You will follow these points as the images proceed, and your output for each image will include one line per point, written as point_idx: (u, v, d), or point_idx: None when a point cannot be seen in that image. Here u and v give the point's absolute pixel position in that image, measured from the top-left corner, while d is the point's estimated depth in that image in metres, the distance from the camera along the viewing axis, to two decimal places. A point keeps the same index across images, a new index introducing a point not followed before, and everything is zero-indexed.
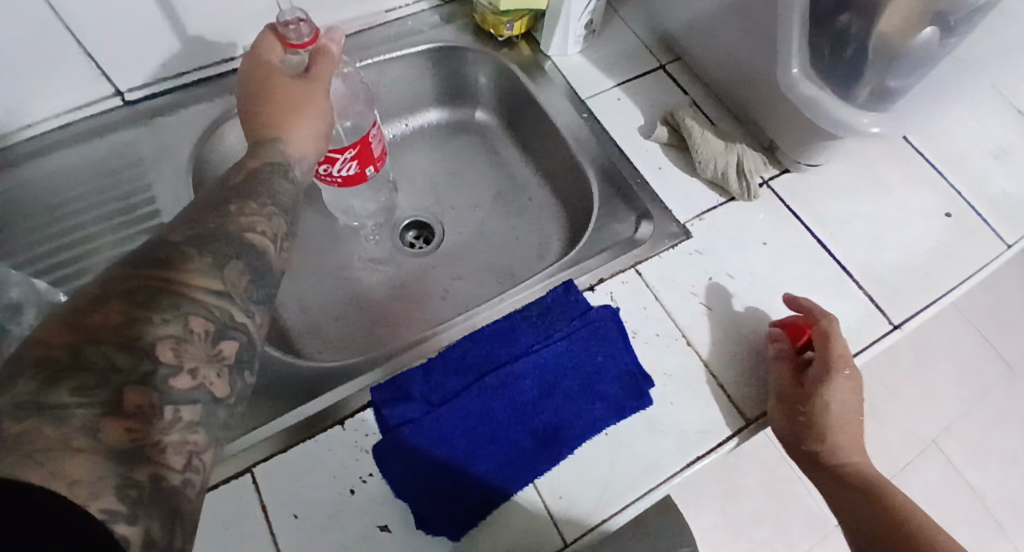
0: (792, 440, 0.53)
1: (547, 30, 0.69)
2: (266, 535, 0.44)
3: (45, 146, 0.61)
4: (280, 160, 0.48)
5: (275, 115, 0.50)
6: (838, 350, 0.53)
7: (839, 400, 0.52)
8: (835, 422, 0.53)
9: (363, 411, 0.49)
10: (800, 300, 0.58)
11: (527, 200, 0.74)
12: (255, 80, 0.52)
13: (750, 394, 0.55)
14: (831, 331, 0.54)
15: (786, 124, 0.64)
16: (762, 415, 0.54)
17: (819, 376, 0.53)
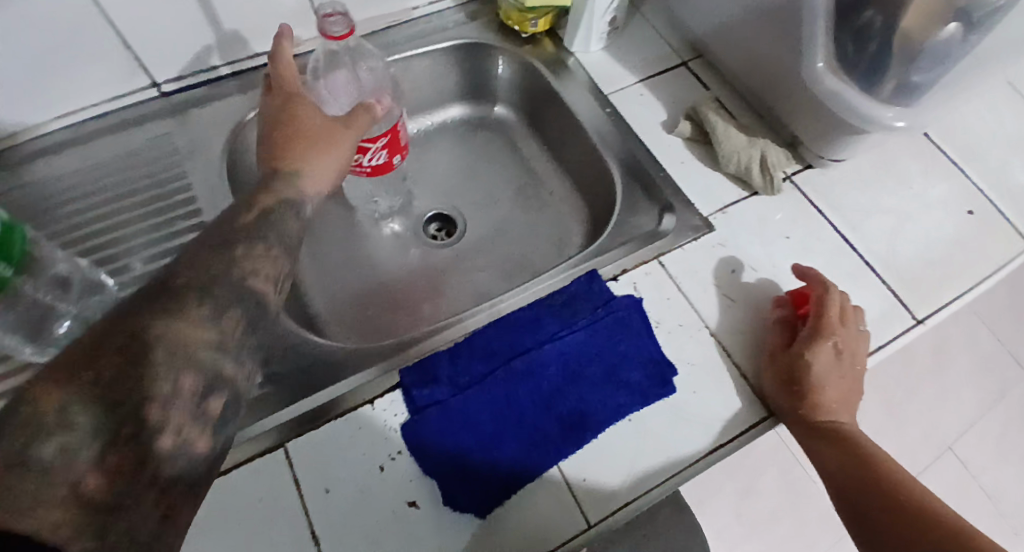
0: (777, 399, 0.54)
1: (571, 27, 0.71)
2: (300, 508, 0.45)
3: (86, 136, 0.63)
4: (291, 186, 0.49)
5: (296, 137, 0.52)
6: (831, 314, 0.55)
7: (827, 363, 0.54)
8: (821, 382, 0.53)
9: (392, 392, 0.50)
10: (808, 269, 0.59)
11: (548, 194, 0.75)
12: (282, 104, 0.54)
13: (747, 355, 0.57)
14: (829, 297, 0.56)
15: (809, 119, 0.64)
16: (757, 374, 0.56)
17: (810, 336, 0.55)
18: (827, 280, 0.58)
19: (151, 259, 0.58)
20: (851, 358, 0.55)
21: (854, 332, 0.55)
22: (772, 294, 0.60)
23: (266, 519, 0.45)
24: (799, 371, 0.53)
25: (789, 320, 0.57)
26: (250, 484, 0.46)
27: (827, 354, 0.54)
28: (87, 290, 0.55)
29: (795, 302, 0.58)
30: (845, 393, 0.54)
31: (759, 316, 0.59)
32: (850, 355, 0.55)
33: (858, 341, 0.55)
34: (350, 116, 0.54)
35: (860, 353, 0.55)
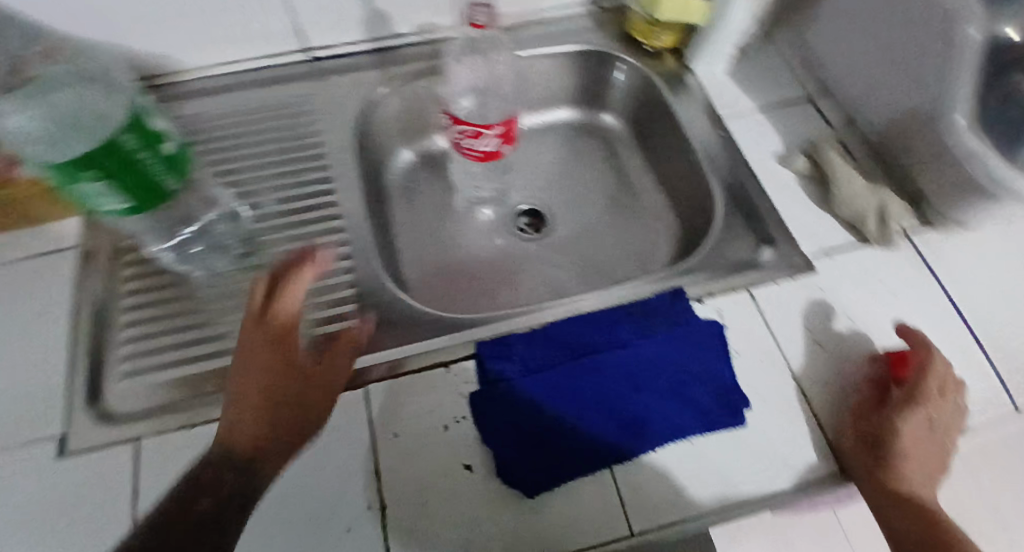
0: (855, 456, 0.51)
1: (697, 47, 0.73)
2: (366, 447, 0.49)
3: (241, 85, 0.70)
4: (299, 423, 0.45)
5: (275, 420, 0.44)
6: (930, 380, 0.52)
7: (919, 431, 0.50)
8: (908, 452, 0.49)
9: (467, 360, 0.53)
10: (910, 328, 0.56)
11: (642, 206, 0.75)
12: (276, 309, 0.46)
13: (832, 408, 0.54)
14: (931, 363, 0.52)
15: (937, 175, 0.61)
16: (840, 429, 0.53)
17: (903, 401, 0.51)
18: (932, 345, 0.54)
19: (284, 202, 0.63)
20: (944, 431, 0.51)
21: (951, 405, 0.52)
22: (867, 350, 0.57)
23: (333, 452, 0.48)
24: (884, 430, 0.50)
25: (880, 381, 0.55)
26: (324, 416, 0.50)
27: (920, 423, 0.50)
28: (225, 217, 0.59)
29: (892, 363, 0.55)
30: (934, 470, 0.50)
31: (848, 370, 0.56)
32: (944, 428, 0.51)
33: (953, 415, 0.52)
34: (329, 359, 0.49)
35: (953, 428, 0.51)
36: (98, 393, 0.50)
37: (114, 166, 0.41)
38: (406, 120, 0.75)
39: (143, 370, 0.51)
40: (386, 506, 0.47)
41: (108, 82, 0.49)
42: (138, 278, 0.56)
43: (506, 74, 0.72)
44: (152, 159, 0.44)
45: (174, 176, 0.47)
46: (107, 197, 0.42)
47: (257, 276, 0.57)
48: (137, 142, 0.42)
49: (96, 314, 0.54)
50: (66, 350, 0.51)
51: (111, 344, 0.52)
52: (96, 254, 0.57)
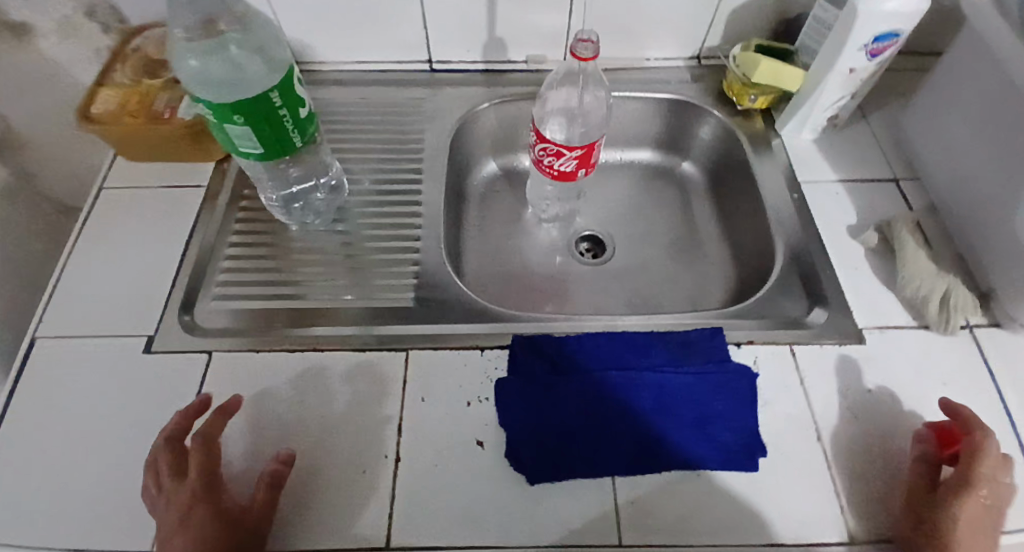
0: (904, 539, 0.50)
1: (788, 112, 0.74)
2: (396, 404, 0.53)
3: (367, 80, 0.81)
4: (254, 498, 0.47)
5: (226, 514, 0.45)
6: (985, 463, 0.50)
7: (972, 515, 0.49)
8: (967, 541, 0.48)
9: (503, 349, 0.57)
10: (959, 407, 0.55)
11: (702, 256, 0.79)
12: (191, 467, 0.47)
13: (876, 481, 0.53)
14: (984, 446, 0.51)
15: (1012, 273, 0.60)
16: (885, 505, 0.52)
17: (956, 485, 0.50)
18: (985, 426, 0.53)
19: (377, 181, 0.70)
20: (998, 514, 0.50)
21: (1005, 490, 0.50)
22: (914, 425, 0.56)
23: (367, 400, 0.53)
24: (935, 514, 0.49)
25: (930, 457, 0.53)
26: (367, 368, 0.55)
27: (975, 510, 0.49)
28: (328, 187, 0.67)
29: (942, 439, 0.54)
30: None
31: (883, 447, 0.55)
32: (998, 514, 0.50)
33: (1008, 501, 0.50)
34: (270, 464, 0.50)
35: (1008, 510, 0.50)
36: (190, 306, 0.58)
37: (257, 117, 0.49)
38: (498, 137, 0.83)
39: (231, 296, 0.59)
40: (400, 459, 0.51)
41: (276, 46, 0.56)
42: (248, 220, 0.65)
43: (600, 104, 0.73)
44: (289, 119, 0.52)
45: (301, 137, 0.54)
46: (243, 140, 0.51)
47: (341, 239, 0.64)
48: (281, 102, 0.50)
49: (204, 242, 0.62)
50: (173, 264, 0.60)
51: (211, 268, 0.61)
52: (217, 195, 0.66)
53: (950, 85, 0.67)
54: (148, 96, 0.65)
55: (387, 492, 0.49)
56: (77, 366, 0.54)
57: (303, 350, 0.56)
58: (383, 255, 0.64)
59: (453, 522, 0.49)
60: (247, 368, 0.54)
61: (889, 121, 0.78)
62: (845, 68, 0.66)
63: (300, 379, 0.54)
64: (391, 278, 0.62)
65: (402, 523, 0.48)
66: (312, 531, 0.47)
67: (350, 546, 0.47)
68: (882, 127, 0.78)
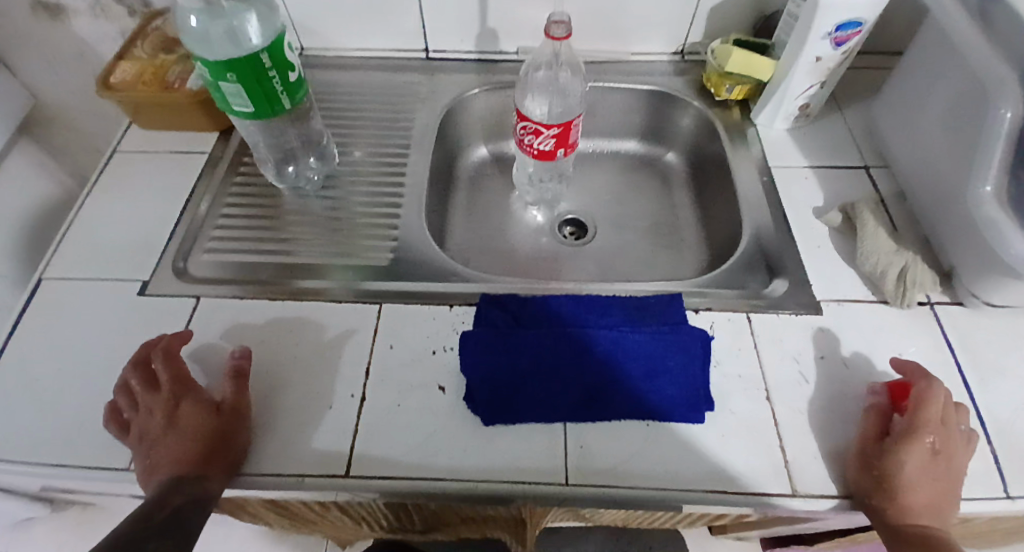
0: (856, 486, 0.53)
1: (762, 101, 0.77)
2: (367, 349, 0.57)
3: (367, 66, 0.86)
4: (223, 390, 0.52)
5: (204, 405, 0.51)
6: (930, 410, 0.53)
7: (917, 460, 0.52)
8: (912, 482, 0.51)
9: (470, 306, 0.61)
10: (909, 363, 0.58)
11: (679, 240, 0.82)
12: (161, 378, 0.52)
13: (834, 434, 0.56)
14: (931, 394, 0.54)
15: (966, 252, 0.62)
16: (840, 458, 0.55)
17: (905, 432, 0.53)
18: (933, 377, 0.56)
19: (367, 153, 0.75)
20: (949, 458, 0.52)
21: (952, 435, 0.53)
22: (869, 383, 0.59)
23: (338, 347, 0.57)
24: (884, 463, 0.52)
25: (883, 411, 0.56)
26: (343, 318, 0.59)
27: (922, 453, 0.52)
28: (319, 154, 0.72)
29: (893, 393, 0.56)
30: (939, 501, 0.51)
31: (835, 407, 0.57)
32: (948, 458, 0.52)
33: (957, 444, 0.53)
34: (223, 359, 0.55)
35: (961, 453, 0.53)
36: (185, 257, 0.63)
37: (248, 75, 0.55)
38: (488, 123, 0.88)
39: (222, 250, 0.64)
40: (364, 400, 0.54)
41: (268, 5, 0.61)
42: (246, 184, 0.70)
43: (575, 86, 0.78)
44: (278, 79, 0.57)
45: (290, 98, 0.60)
46: (236, 99, 0.57)
47: (327, 204, 0.69)
48: (270, 63, 0.56)
49: (200, 201, 0.68)
50: (171, 219, 0.66)
51: (206, 225, 0.66)
52: (219, 160, 0.71)
53: (915, 76, 0.70)
54: (163, 68, 0.71)
55: (349, 426, 0.53)
56: (81, 304, 0.59)
57: (285, 299, 0.60)
58: (366, 220, 0.68)
59: (410, 456, 0.52)
60: (233, 312, 0.59)
61: (866, 114, 0.80)
62: (811, 56, 0.69)
63: (279, 323, 0.59)
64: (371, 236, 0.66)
65: (363, 454, 0.52)
66: (275, 457, 0.51)
67: (310, 472, 0.51)
68: (857, 119, 0.80)
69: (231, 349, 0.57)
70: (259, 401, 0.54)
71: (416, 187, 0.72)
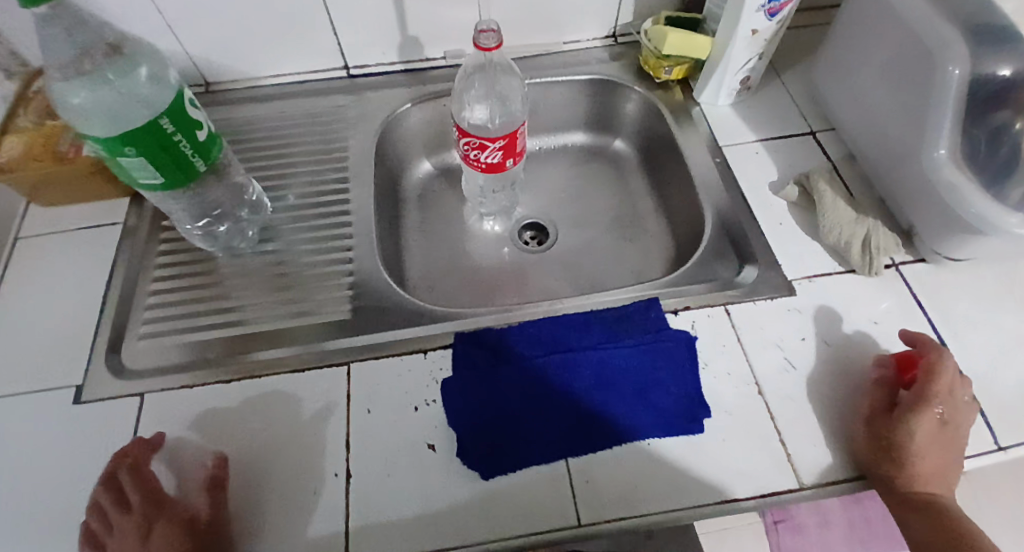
0: (863, 458, 0.55)
1: (703, 79, 0.75)
2: (343, 417, 0.53)
3: (284, 94, 0.79)
4: (200, 507, 0.48)
5: (182, 527, 0.47)
6: (939, 383, 0.55)
7: (925, 432, 0.54)
8: (921, 451, 0.54)
9: (444, 349, 0.57)
10: (918, 335, 0.59)
11: (641, 230, 0.80)
12: (134, 498, 0.47)
13: (840, 408, 0.58)
14: (940, 367, 0.56)
15: (924, 211, 0.62)
16: (848, 430, 0.57)
17: (913, 404, 0.55)
18: (942, 348, 0.57)
19: (303, 196, 0.69)
20: (954, 427, 0.55)
21: (960, 402, 0.55)
22: (872, 353, 0.60)
23: (313, 421, 0.53)
24: (896, 436, 0.54)
25: (891, 382, 0.57)
26: (310, 387, 0.55)
27: (931, 422, 0.54)
28: (250, 205, 0.66)
29: (900, 365, 0.58)
30: (941, 467, 0.54)
31: (842, 381, 0.59)
32: (953, 427, 0.55)
33: (962, 411, 0.55)
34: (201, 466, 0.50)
35: (963, 421, 0.55)
36: (118, 348, 0.57)
37: (151, 144, 0.48)
38: (426, 136, 0.83)
39: (159, 334, 0.58)
40: (351, 475, 0.51)
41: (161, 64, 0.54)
42: (170, 252, 0.64)
43: (517, 95, 0.73)
44: (186, 142, 0.51)
45: (203, 160, 0.53)
46: (141, 172, 0.50)
47: (270, 261, 0.64)
48: (173, 126, 0.49)
49: (124, 281, 0.61)
50: (94, 310, 0.59)
51: (136, 307, 0.60)
52: (137, 230, 0.65)
53: (849, 38, 0.69)
54: (52, 137, 0.63)
55: (339, 510, 0.49)
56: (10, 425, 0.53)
57: (243, 379, 0.55)
58: (314, 271, 0.63)
59: (413, 526, 0.49)
60: (185, 404, 0.54)
61: (804, 77, 0.79)
62: (748, 30, 0.67)
63: (241, 407, 0.54)
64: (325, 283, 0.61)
65: (360, 536, 0.48)
66: None
67: None
68: (797, 83, 0.79)
69: (202, 447, 0.52)
70: (234, 500, 0.49)
71: (363, 225, 0.67)
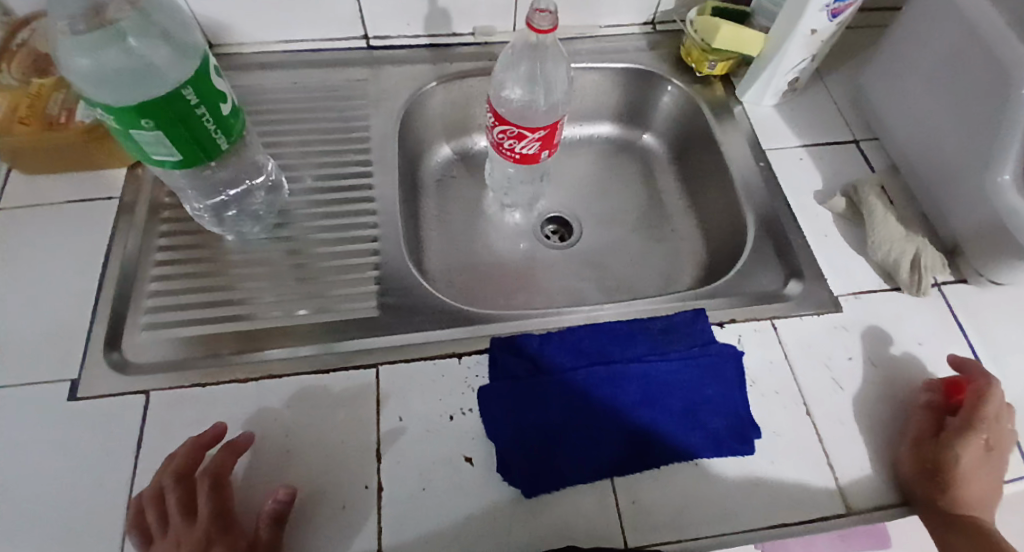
0: (908, 484, 0.52)
1: (749, 77, 0.72)
2: (373, 424, 0.49)
3: (297, 62, 0.72)
4: (258, 539, 0.43)
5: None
6: (988, 409, 0.53)
7: (972, 458, 0.52)
8: (967, 477, 0.51)
9: (481, 354, 0.53)
10: (965, 360, 0.57)
11: (670, 230, 0.77)
12: (203, 505, 0.43)
13: (883, 432, 0.55)
14: (989, 392, 0.54)
15: (975, 232, 0.60)
16: (892, 455, 0.54)
17: (961, 429, 0.53)
18: (989, 374, 0.55)
19: (321, 177, 0.63)
20: (1000, 456, 0.53)
21: (1007, 430, 0.53)
22: (917, 377, 0.58)
23: (339, 427, 0.49)
24: (945, 462, 0.51)
25: (937, 406, 0.55)
26: (337, 389, 0.50)
27: (978, 449, 0.52)
28: (266, 187, 0.60)
29: (947, 390, 0.56)
30: (986, 495, 0.52)
31: (888, 405, 0.56)
32: (998, 455, 0.53)
33: (1008, 440, 0.53)
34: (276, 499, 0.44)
35: (1008, 449, 0.53)
36: (117, 341, 0.51)
37: (169, 117, 0.42)
38: (448, 119, 0.78)
39: (164, 325, 0.52)
40: (383, 489, 0.46)
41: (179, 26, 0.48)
42: (173, 232, 0.58)
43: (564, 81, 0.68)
44: (208, 116, 0.45)
45: (226, 137, 0.47)
46: (156, 147, 0.44)
47: (286, 248, 0.58)
48: (196, 98, 0.43)
49: (121, 264, 0.55)
50: (90, 297, 0.53)
51: (137, 293, 0.54)
52: (135, 206, 0.58)
53: (906, 47, 0.67)
54: (40, 98, 0.55)
55: (370, 531, 0.45)
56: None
57: (260, 381, 0.50)
58: (334, 261, 0.58)
59: (450, 547, 0.45)
60: (195, 406, 0.48)
61: (847, 83, 0.77)
62: (807, 29, 0.64)
63: (259, 412, 0.49)
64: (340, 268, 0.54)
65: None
66: None
67: None
68: (839, 88, 0.76)
69: (257, 463, 0.47)
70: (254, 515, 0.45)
71: (388, 213, 0.61)
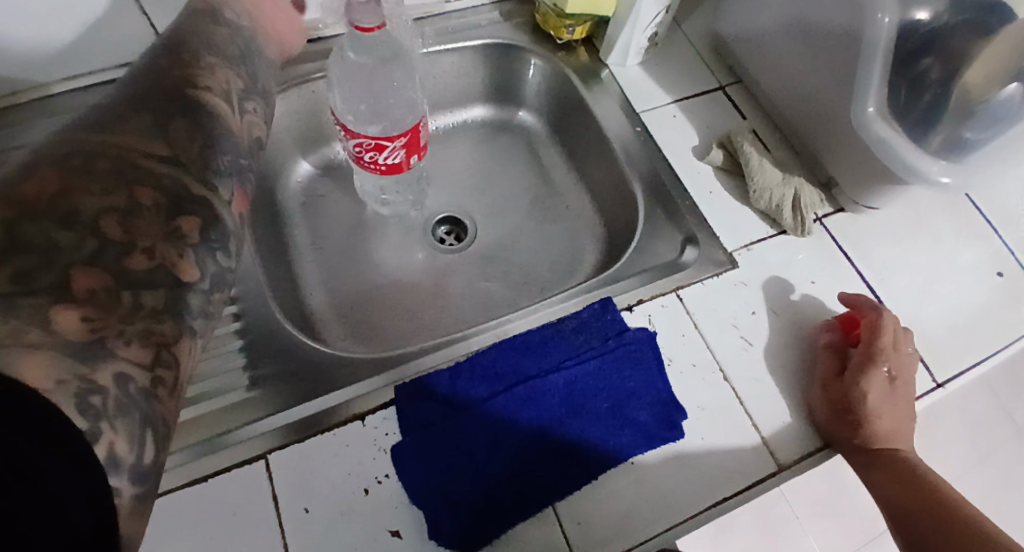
0: (825, 428, 0.53)
1: (610, 39, 0.68)
2: (273, 525, 0.43)
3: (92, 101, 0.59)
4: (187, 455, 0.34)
5: None
6: (883, 339, 0.55)
7: (876, 391, 0.53)
8: (875, 410, 0.53)
9: (385, 409, 0.48)
10: (857, 297, 0.59)
11: (564, 208, 0.73)
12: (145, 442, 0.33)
13: (795, 381, 0.56)
14: (882, 322, 0.55)
15: (846, 161, 0.62)
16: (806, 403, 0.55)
17: (862, 364, 0.54)
18: (878, 305, 0.57)
19: None
20: (903, 383, 0.54)
21: (904, 356, 0.55)
22: (818, 318, 0.59)
23: (237, 538, 0.42)
24: (852, 399, 0.52)
25: (838, 345, 0.56)
26: (227, 491, 0.44)
27: (881, 381, 0.54)
28: None
29: (845, 328, 0.57)
30: (897, 423, 0.53)
31: (797, 351, 0.57)
32: (902, 383, 0.54)
33: (907, 365, 0.55)
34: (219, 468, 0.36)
35: (909, 376, 0.55)
36: None
37: None
38: (299, 132, 0.69)
39: None
40: None
41: None
42: None
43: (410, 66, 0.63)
44: None
45: None
46: None
47: None
48: None
49: None
50: None
51: None
52: None
53: None
54: None
55: None
56: None
57: None
58: None
59: None
60: None
61: (706, 27, 0.75)
62: None
63: None
64: (227, 139, 0.40)
65: None
66: None
67: None
68: (700, 34, 0.75)
69: None
70: None
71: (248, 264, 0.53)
